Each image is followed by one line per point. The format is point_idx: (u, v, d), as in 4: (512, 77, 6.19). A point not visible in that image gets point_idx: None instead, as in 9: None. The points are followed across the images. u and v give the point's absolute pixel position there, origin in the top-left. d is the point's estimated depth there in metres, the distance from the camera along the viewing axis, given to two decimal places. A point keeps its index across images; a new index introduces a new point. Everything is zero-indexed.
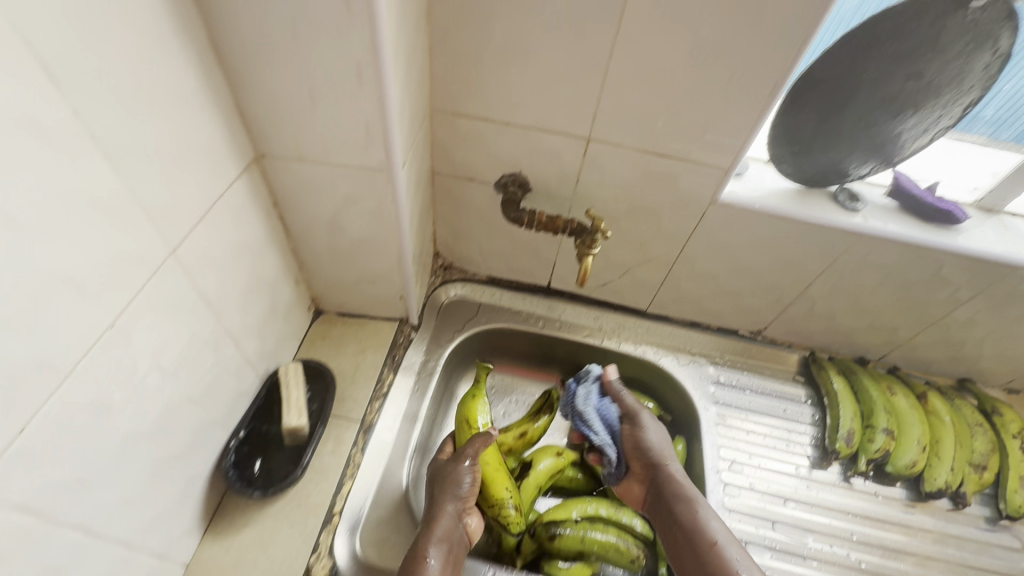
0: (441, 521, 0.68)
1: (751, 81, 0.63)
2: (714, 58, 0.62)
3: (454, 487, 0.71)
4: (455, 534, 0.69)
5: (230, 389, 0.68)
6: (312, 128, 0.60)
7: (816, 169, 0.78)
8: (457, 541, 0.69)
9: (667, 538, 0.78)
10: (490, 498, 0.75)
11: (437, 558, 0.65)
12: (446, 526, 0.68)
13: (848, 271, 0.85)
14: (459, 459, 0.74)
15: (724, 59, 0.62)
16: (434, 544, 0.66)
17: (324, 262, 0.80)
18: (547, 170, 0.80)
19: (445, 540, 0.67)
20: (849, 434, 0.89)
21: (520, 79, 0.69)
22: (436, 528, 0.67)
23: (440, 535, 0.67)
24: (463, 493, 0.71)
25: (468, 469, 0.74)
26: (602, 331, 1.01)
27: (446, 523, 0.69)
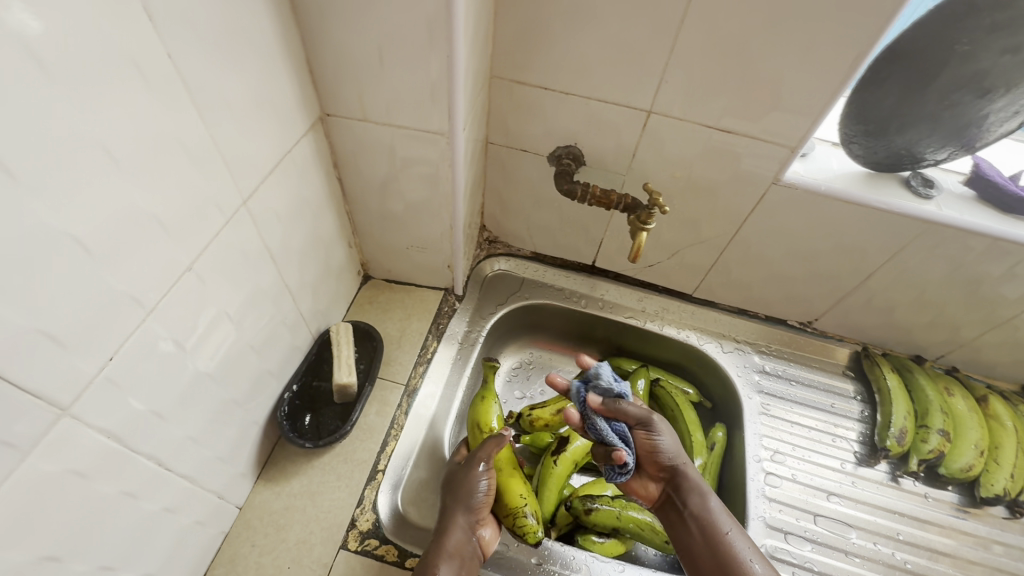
0: (452, 532, 0.64)
1: (832, 52, 0.60)
2: (794, 27, 0.59)
3: (468, 496, 0.67)
4: (467, 550, 0.64)
5: (285, 343, 0.70)
6: (377, 87, 0.60)
7: (888, 151, 0.73)
8: (470, 557, 0.64)
9: (683, 545, 0.70)
10: (505, 505, 0.70)
11: (447, 574, 0.60)
12: (457, 539, 0.63)
13: (914, 261, 0.81)
14: (473, 466, 0.70)
15: (806, 28, 0.59)
16: (444, 560, 0.61)
17: (376, 227, 0.82)
18: (603, 143, 0.78)
19: (455, 556, 0.62)
20: (901, 432, 0.86)
21: (585, 46, 0.67)
22: (446, 541, 0.63)
23: (450, 551, 0.62)
24: (477, 502, 0.67)
25: (483, 474, 0.70)
26: (645, 313, 1.00)
27: (458, 536, 0.64)
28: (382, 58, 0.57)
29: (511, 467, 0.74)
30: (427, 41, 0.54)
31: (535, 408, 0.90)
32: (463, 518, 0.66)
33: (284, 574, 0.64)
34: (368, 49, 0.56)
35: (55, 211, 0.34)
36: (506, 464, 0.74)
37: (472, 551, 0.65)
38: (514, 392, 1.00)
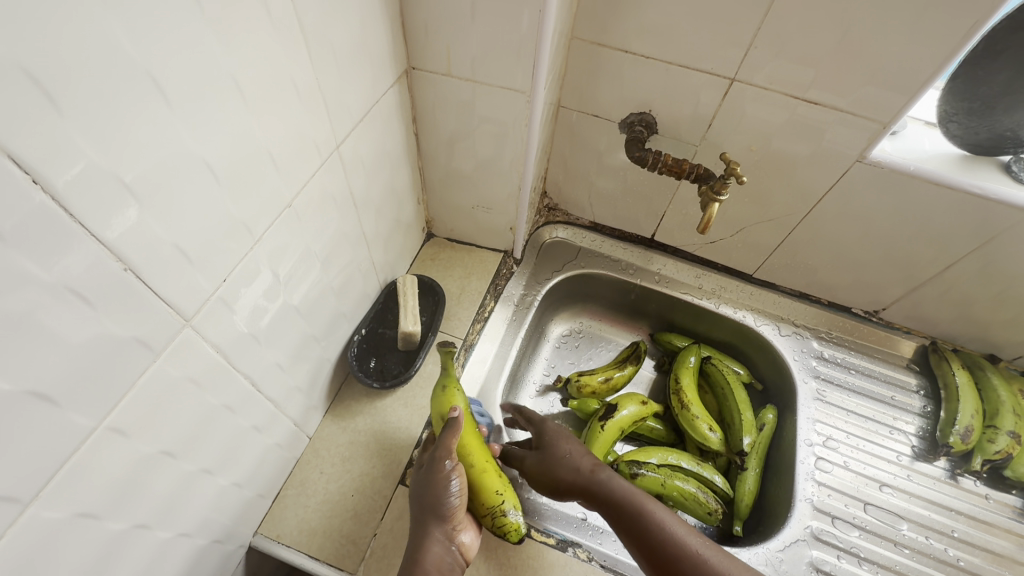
0: (427, 550, 0.56)
1: (945, 19, 0.56)
2: None
3: (438, 508, 0.58)
4: (447, 568, 0.57)
5: (357, 289, 0.73)
6: (463, 41, 0.61)
7: (990, 130, 0.69)
8: (451, 573, 0.57)
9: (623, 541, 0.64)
10: (484, 504, 0.62)
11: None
12: (434, 558, 0.56)
13: (1003, 253, 0.76)
14: (439, 469, 0.60)
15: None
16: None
17: (445, 185, 0.84)
18: (679, 111, 0.77)
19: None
20: (967, 430, 0.83)
21: (673, 6, 0.66)
22: (421, 561, 0.56)
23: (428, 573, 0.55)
24: (450, 511, 0.58)
25: (451, 474, 0.60)
26: (701, 291, 0.99)
27: (435, 554, 0.57)
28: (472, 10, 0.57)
29: (484, 457, 0.65)
30: None
31: (584, 375, 0.93)
32: (438, 532, 0.58)
33: (348, 500, 0.69)
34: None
35: (190, 137, 0.36)
36: (477, 454, 0.65)
37: (452, 566, 0.57)
38: (564, 359, 1.02)
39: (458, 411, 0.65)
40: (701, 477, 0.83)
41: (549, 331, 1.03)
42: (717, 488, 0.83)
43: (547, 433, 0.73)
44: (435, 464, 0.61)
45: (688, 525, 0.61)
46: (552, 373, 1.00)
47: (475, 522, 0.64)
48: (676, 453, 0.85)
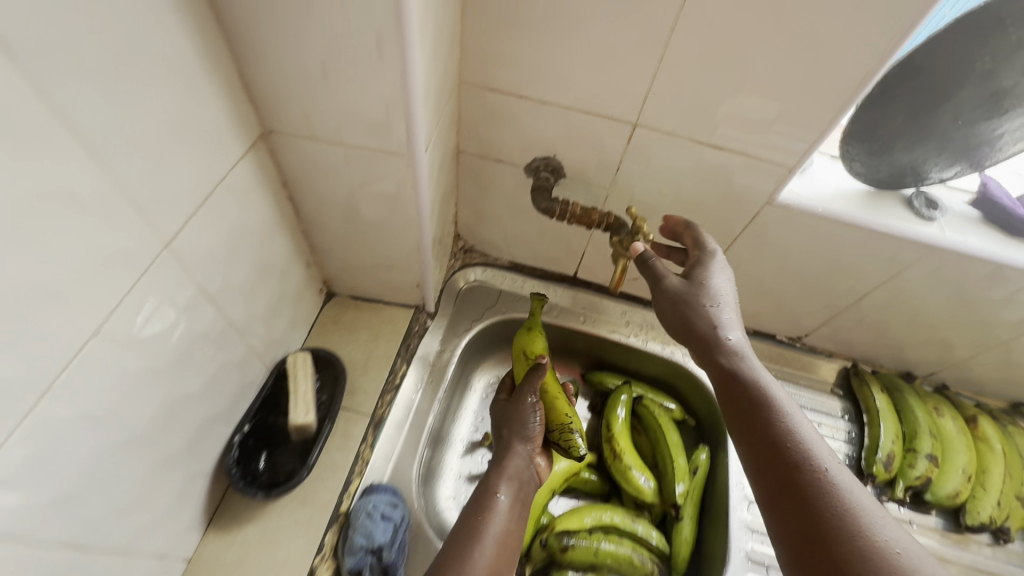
0: (512, 458, 0.71)
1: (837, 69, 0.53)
2: (796, 42, 0.52)
3: (522, 429, 0.74)
4: (525, 477, 0.71)
5: (233, 381, 0.64)
6: (323, 101, 0.52)
7: (892, 166, 0.67)
8: (527, 482, 0.71)
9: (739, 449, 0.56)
10: (554, 421, 0.76)
11: (507, 493, 0.67)
12: (516, 465, 0.71)
13: (911, 284, 0.76)
14: (524, 399, 0.77)
15: (814, 38, 0.52)
16: (503, 482, 0.68)
17: (336, 245, 0.74)
18: (585, 156, 0.71)
19: (514, 479, 0.69)
20: (888, 457, 0.82)
21: (566, 49, 0.60)
22: (505, 469, 0.69)
23: (508, 476, 0.69)
24: (531, 433, 0.74)
25: (534, 407, 0.76)
26: (628, 328, 0.95)
27: (517, 463, 0.71)
28: (328, 68, 0.49)
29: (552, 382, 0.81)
30: (378, 53, 0.46)
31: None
32: (521, 449, 0.73)
33: None
34: (309, 57, 0.48)
35: None
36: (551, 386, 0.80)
37: (529, 474, 0.72)
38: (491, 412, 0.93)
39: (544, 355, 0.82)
40: (635, 534, 0.79)
41: (470, 385, 0.95)
42: (653, 545, 0.79)
43: (698, 272, 0.63)
44: (520, 396, 0.77)
45: (823, 440, 0.52)
46: (479, 429, 0.91)
47: (547, 452, 0.78)
48: (611, 509, 0.81)
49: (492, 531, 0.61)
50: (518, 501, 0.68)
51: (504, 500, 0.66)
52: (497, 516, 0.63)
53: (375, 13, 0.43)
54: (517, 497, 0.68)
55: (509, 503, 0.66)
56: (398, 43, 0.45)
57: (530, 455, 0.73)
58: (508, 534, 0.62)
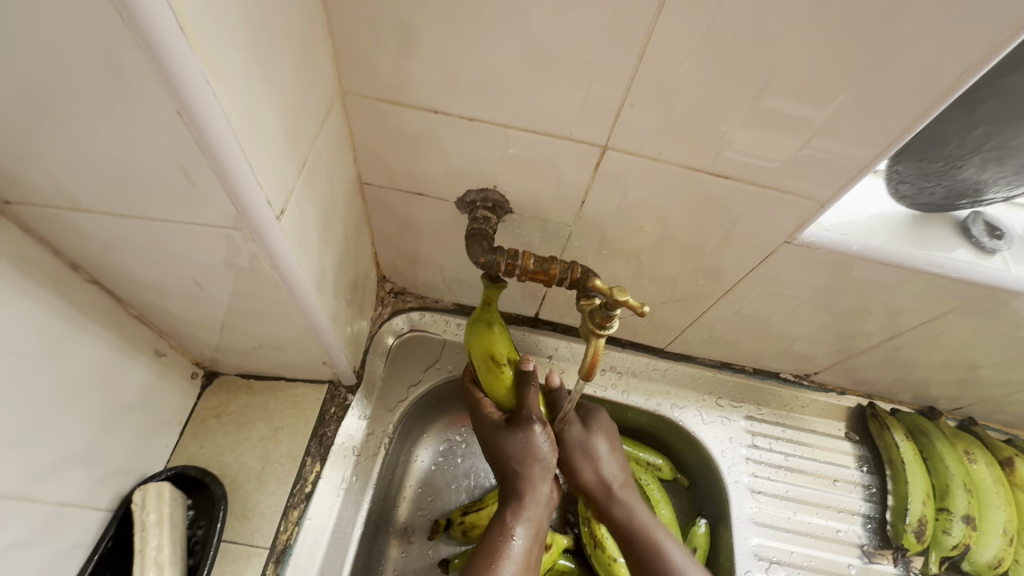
0: (527, 496, 0.58)
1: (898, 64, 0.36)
2: (840, 28, 0.35)
3: (538, 460, 0.59)
4: (543, 512, 0.59)
5: (31, 560, 0.43)
6: (73, 157, 0.31)
7: (950, 187, 0.49)
8: (544, 519, 0.59)
9: None
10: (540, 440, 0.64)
11: (524, 538, 0.56)
12: (533, 504, 0.58)
13: (954, 324, 0.61)
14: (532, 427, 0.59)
15: (873, 20, 0.34)
16: (520, 525, 0.56)
17: (194, 328, 0.53)
18: (537, 185, 0.52)
19: (532, 519, 0.57)
20: (920, 524, 0.69)
21: (498, 44, 0.40)
22: (521, 504, 0.58)
23: (525, 516, 0.57)
24: (547, 462, 0.59)
25: (545, 431, 0.60)
26: (606, 377, 0.76)
27: (534, 501, 0.58)
28: (53, 108, 0.28)
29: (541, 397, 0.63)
30: (116, 76, 0.26)
31: (470, 512, 0.69)
32: (539, 482, 0.59)
33: None
34: (4, 89, 0.26)
35: None
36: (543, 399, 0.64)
37: (545, 509, 0.60)
38: (441, 488, 0.75)
39: (528, 360, 0.61)
40: None
41: (412, 459, 0.75)
42: None
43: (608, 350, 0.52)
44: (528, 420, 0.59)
45: None
46: (428, 513, 0.73)
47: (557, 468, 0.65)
48: None
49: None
50: (536, 544, 0.57)
51: (522, 545, 0.55)
52: (516, 567, 0.53)
53: (74, 7, 0.23)
54: (537, 540, 0.57)
55: (527, 552, 0.55)
56: (141, 56, 0.24)
57: (547, 488, 0.60)
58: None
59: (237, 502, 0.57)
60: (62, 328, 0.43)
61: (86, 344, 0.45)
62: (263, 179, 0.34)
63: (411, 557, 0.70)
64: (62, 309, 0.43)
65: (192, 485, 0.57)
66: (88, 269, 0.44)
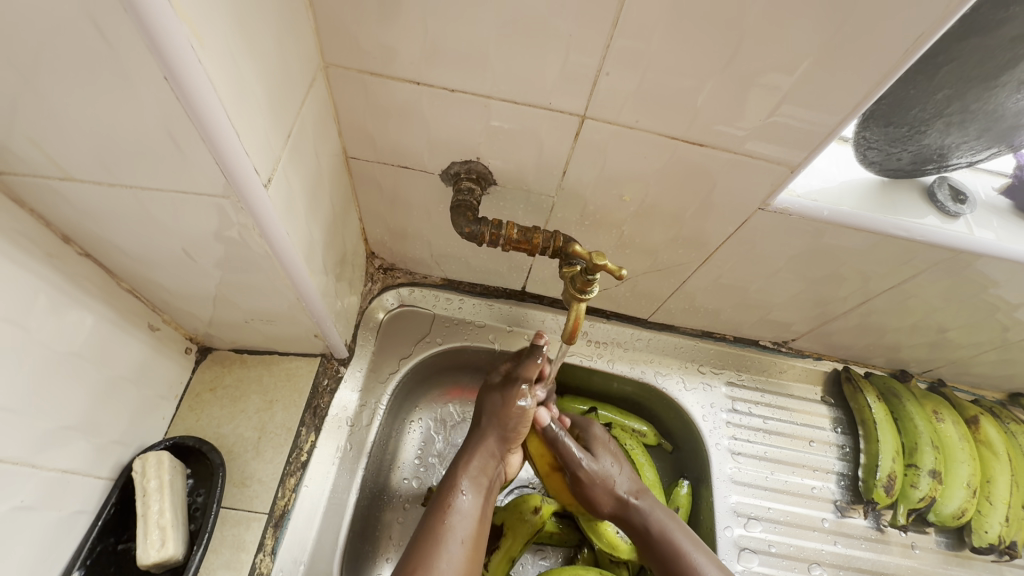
0: (479, 453, 0.61)
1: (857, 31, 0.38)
2: None
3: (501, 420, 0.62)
4: (492, 473, 0.61)
5: (36, 526, 0.45)
6: (66, 128, 0.32)
7: (916, 152, 0.51)
8: (495, 477, 0.62)
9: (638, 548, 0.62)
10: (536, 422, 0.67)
11: (471, 493, 0.58)
12: (484, 462, 0.61)
13: (922, 287, 0.64)
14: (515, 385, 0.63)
15: None
16: (467, 481, 0.59)
17: (187, 302, 0.54)
18: (520, 157, 0.53)
19: (479, 477, 0.60)
20: (889, 479, 0.72)
21: (476, 13, 0.41)
22: (472, 462, 0.61)
23: (474, 473, 0.60)
24: (509, 426, 0.62)
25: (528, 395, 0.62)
26: (592, 348, 0.78)
27: (484, 459, 0.61)
28: (44, 75, 0.28)
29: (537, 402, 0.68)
30: (102, 41, 0.27)
31: None
32: (493, 443, 0.62)
33: None
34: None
35: None
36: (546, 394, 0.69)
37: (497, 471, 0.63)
38: (433, 455, 0.77)
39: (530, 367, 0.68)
40: None
41: (404, 431, 0.77)
42: None
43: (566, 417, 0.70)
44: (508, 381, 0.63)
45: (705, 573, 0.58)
46: (422, 481, 0.75)
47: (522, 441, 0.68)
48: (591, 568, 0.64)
49: (461, 538, 0.54)
50: (484, 500, 0.60)
51: (468, 499, 0.58)
52: (460, 518, 0.56)
53: None
54: (482, 497, 0.59)
55: (472, 505, 0.58)
56: (126, 19, 0.25)
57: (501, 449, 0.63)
58: (475, 534, 0.56)
59: (234, 471, 0.59)
60: (56, 300, 0.44)
61: (81, 315, 0.47)
62: (248, 145, 0.35)
63: (407, 522, 0.72)
64: (56, 281, 0.43)
65: (190, 454, 0.59)
66: (79, 242, 0.45)
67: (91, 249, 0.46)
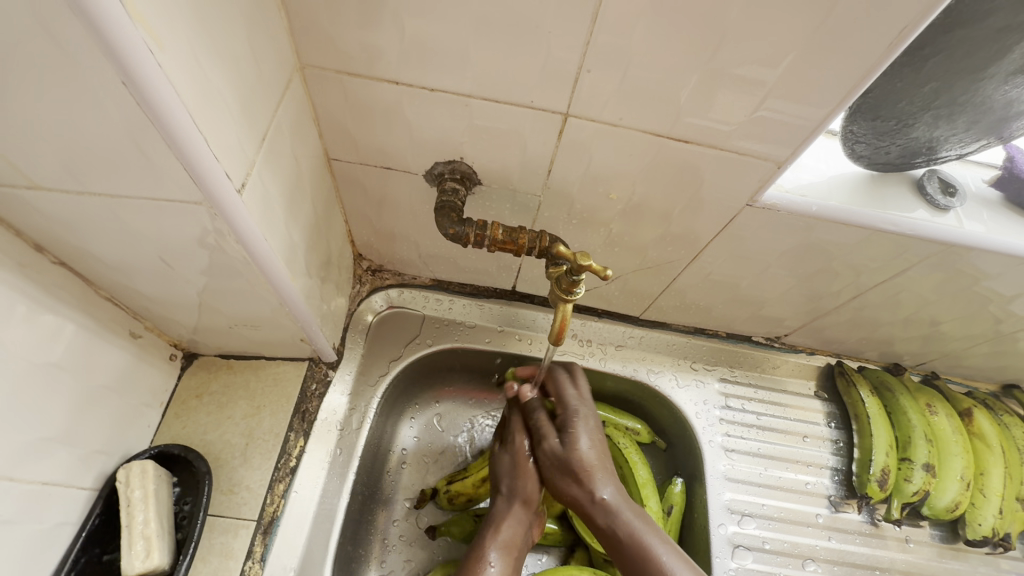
0: (506, 522, 0.58)
1: (837, 23, 0.37)
2: None
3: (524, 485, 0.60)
4: (522, 546, 0.58)
5: (16, 540, 0.44)
6: (31, 137, 0.31)
7: (905, 146, 0.50)
8: (523, 549, 0.58)
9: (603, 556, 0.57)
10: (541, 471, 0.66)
11: (500, 565, 0.54)
12: (512, 530, 0.58)
13: (912, 281, 0.63)
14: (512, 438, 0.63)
15: None
16: (495, 550, 0.55)
17: (169, 309, 0.53)
18: (505, 157, 0.52)
19: (509, 546, 0.56)
20: (883, 473, 0.72)
21: (454, 12, 0.40)
22: (499, 531, 0.57)
23: (502, 542, 0.56)
24: (530, 486, 0.60)
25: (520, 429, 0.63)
26: (583, 347, 0.78)
27: (513, 528, 0.58)
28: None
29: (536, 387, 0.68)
30: (60, 47, 0.26)
31: (454, 481, 0.71)
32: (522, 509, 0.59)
33: None
34: None
35: None
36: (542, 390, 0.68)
37: (526, 541, 0.59)
38: (427, 460, 0.77)
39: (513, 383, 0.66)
40: None
41: (396, 435, 0.76)
42: None
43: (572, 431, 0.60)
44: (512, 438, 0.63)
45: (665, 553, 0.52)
46: (415, 485, 0.75)
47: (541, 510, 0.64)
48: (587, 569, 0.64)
49: None
50: (512, 572, 0.55)
51: (496, 571, 0.54)
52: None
53: None
54: (511, 570, 0.55)
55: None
56: (79, 24, 0.25)
57: (530, 521, 0.59)
58: None
59: (222, 478, 0.58)
60: (30, 311, 0.43)
61: (58, 327, 0.46)
62: (219, 150, 0.34)
63: (400, 526, 0.72)
64: (30, 291, 0.43)
65: (176, 463, 0.58)
66: (54, 251, 0.44)
67: (66, 258, 0.45)
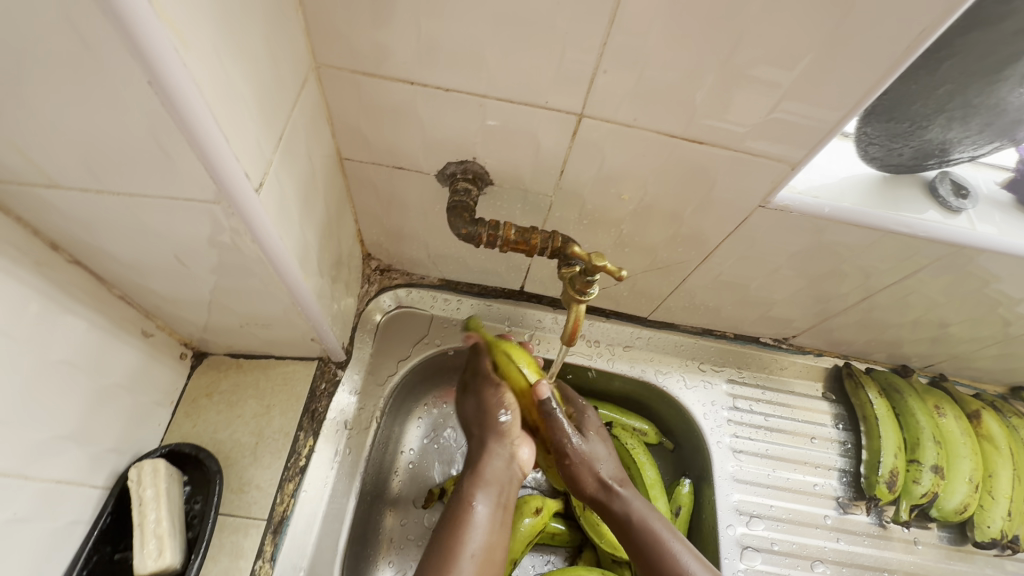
0: (486, 461, 0.59)
1: (855, 25, 0.37)
2: None
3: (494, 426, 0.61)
4: (507, 479, 0.59)
5: (29, 539, 0.44)
6: (52, 135, 0.31)
7: (918, 148, 0.50)
8: (510, 483, 0.59)
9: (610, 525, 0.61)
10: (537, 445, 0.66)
11: (485, 504, 0.56)
12: (493, 467, 0.59)
13: (923, 283, 0.63)
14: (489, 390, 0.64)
15: None
16: (478, 491, 0.57)
17: (181, 307, 0.53)
18: (517, 157, 0.52)
19: (492, 482, 0.58)
20: (892, 475, 0.72)
21: (470, 12, 0.40)
22: (479, 473, 0.59)
23: (484, 483, 0.58)
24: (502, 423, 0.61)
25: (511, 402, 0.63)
26: (591, 347, 0.77)
27: (494, 464, 0.59)
28: (23, 81, 0.28)
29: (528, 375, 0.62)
30: (84, 45, 0.26)
31: (462, 480, 0.71)
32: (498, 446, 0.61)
33: None
34: None
35: None
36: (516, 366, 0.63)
37: (511, 473, 0.60)
38: (434, 459, 0.77)
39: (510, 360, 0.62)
40: None
41: (403, 435, 0.76)
42: None
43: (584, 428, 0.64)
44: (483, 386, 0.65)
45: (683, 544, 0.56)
46: (422, 483, 0.75)
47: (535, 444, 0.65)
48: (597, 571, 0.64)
49: (474, 552, 0.51)
50: (499, 507, 0.57)
51: (482, 511, 0.55)
52: (476, 532, 0.53)
53: None
54: (497, 505, 0.57)
55: (488, 515, 0.55)
56: (106, 22, 0.25)
57: (510, 455, 0.61)
58: (491, 548, 0.53)
59: (232, 477, 0.59)
60: (44, 310, 0.43)
61: (72, 325, 0.46)
62: (238, 149, 0.34)
63: (408, 525, 0.72)
64: (45, 289, 0.43)
65: (186, 462, 0.58)
66: (69, 249, 0.44)
67: (81, 256, 0.45)
